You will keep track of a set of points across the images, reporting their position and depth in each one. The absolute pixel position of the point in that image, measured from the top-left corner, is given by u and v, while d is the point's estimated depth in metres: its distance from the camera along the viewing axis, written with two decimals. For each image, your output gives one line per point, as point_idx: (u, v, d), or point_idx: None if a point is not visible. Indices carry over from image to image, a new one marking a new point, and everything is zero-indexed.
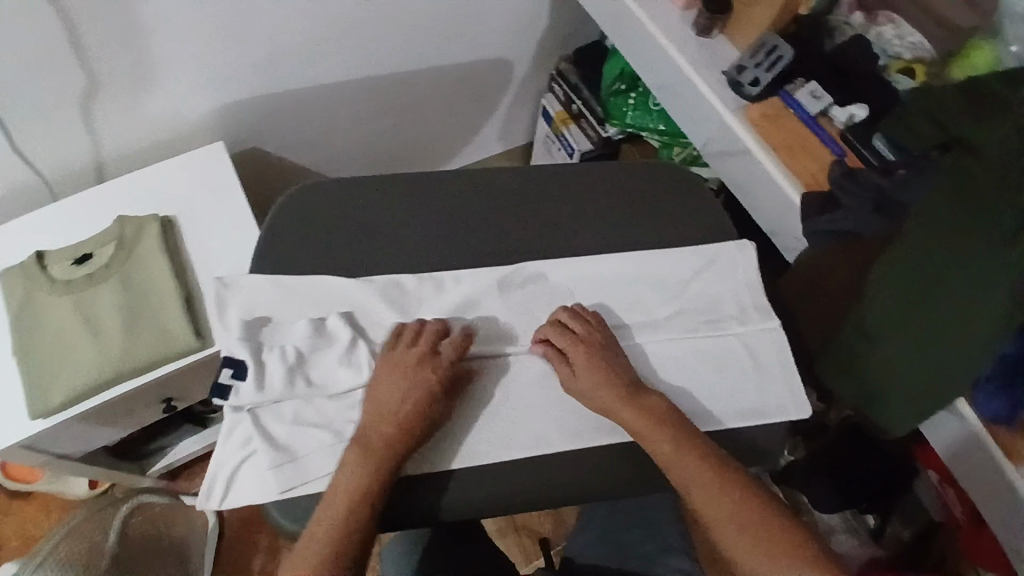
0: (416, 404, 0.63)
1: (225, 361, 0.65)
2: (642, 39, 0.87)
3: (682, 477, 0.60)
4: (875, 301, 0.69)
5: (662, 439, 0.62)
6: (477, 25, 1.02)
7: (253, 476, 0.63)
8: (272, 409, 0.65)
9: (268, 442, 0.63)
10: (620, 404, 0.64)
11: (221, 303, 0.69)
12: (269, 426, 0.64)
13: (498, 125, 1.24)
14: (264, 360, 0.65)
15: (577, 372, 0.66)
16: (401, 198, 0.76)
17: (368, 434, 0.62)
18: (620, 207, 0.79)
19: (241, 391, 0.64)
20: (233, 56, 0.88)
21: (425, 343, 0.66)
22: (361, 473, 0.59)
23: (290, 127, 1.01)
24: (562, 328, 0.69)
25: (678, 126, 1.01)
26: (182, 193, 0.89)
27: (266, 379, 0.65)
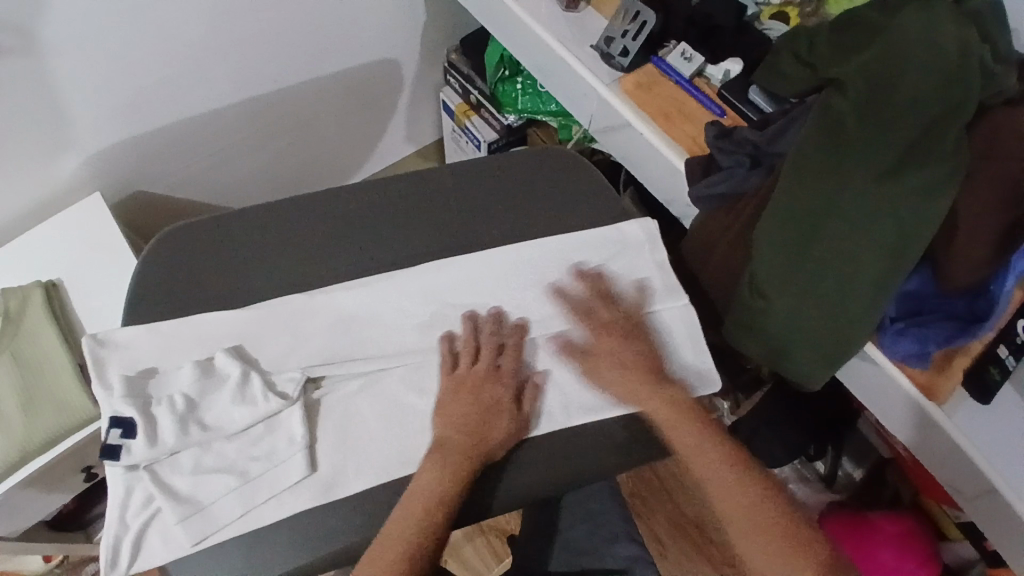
0: (488, 416, 0.63)
1: (111, 420, 0.60)
2: (510, 23, 0.84)
3: (707, 464, 0.61)
4: (764, 256, 0.67)
5: (690, 429, 0.62)
6: (352, 30, 0.99)
7: (161, 535, 0.59)
8: (171, 462, 0.60)
9: (170, 497, 0.59)
10: (647, 390, 0.64)
11: (95, 361, 0.64)
12: (167, 479, 0.60)
13: (401, 126, 1.20)
14: (153, 413, 0.61)
15: (602, 361, 0.66)
16: (280, 228, 0.73)
17: (446, 443, 0.61)
18: (509, 199, 0.76)
19: (133, 449, 0.60)
20: (92, 104, 0.83)
21: (485, 355, 0.66)
22: (435, 482, 0.59)
23: (178, 164, 0.98)
24: (586, 313, 0.69)
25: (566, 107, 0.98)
26: (69, 257, 0.85)
27: (158, 434, 0.60)
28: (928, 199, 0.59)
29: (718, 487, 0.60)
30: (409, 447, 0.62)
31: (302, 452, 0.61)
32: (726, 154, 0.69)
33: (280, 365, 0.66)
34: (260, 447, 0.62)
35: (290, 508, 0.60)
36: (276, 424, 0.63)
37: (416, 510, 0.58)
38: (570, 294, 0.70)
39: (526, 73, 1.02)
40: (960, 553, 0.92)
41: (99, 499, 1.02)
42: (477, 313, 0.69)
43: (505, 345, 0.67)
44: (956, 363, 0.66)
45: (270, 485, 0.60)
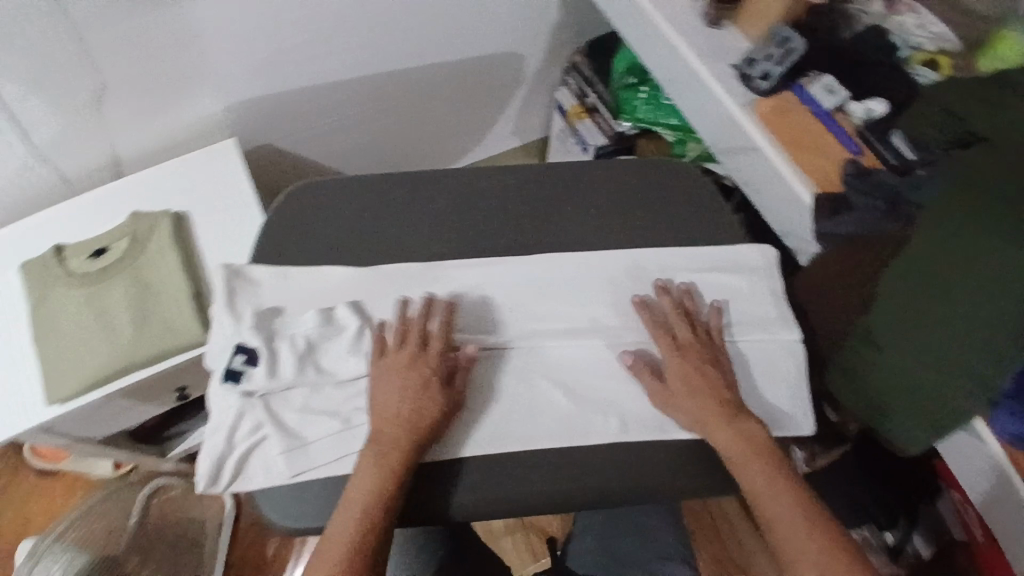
0: (421, 399, 0.62)
1: (237, 347, 0.65)
2: (648, 33, 0.84)
3: (773, 503, 0.58)
4: (882, 308, 0.65)
5: (763, 469, 0.60)
6: (485, 20, 1.00)
7: (263, 461, 0.64)
8: (284, 396, 0.65)
9: (279, 428, 0.63)
10: (721, 421, 0.62)
11: (230, 285, 0.68)
12: (278, 411, 0.64)
13: (511, 119, 1.22)
14: (275, 348, 0.65)
15: (673, 386, 0.64)
16: (398, 198, 0.76)
17: (381, 430, 0.61)
18: (622, 205, 0.76)
19: (253, 376, 0.64)
20: (241, 56, 0.88)
21: (414, 338, 0.66)
22: (376, 470, 0.59)
23: (301, 124, 1.02)
24: (666, 332, 0.67)
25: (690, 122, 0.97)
26: (195, 193, 0.91)
27: (278, 368, 0.64)
28: None
29: (785, 536, 0.57)
30: (498, 426, 0.65)
31: None
32: (860, 195, 0.68)
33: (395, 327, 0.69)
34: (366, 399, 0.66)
35: None
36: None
37: (359, 503, 0.58)
38: (651, 306, 0.69)
39: (651, 84, 1.03)
40: None
41: (180, 420, 1.09)
42: (409, 300, 0.69)
43: (433, 330, 0.67)
44: None
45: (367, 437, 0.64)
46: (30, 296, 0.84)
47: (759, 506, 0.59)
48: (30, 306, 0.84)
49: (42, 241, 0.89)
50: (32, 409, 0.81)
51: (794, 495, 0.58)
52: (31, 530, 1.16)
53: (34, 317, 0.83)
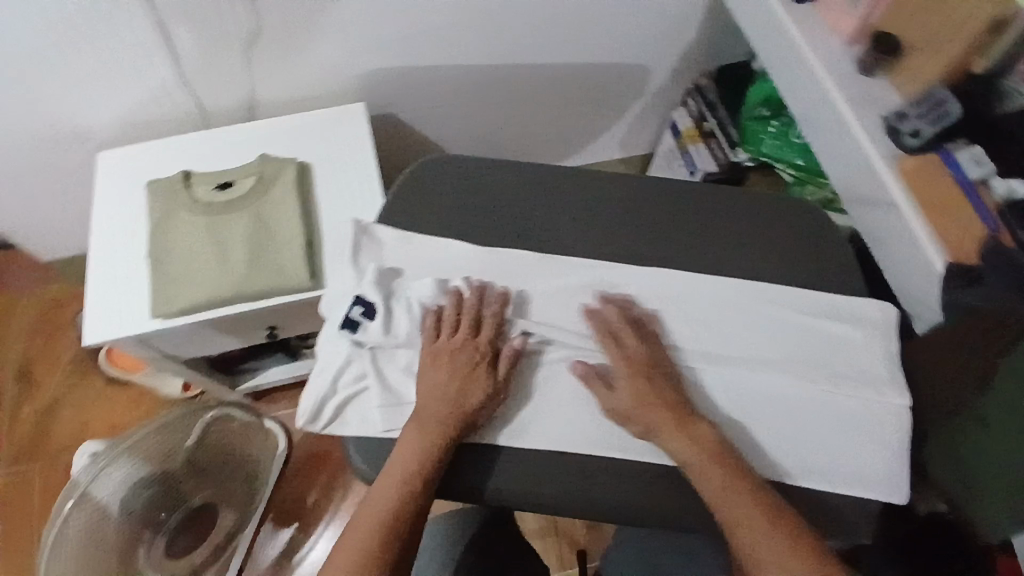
0: (466, 382, 0.64)
1: (358, 298, 0.68)
2: (794, 70, 0.84)
3: (741, 512, 0.58)
4: (999, 391, 0.62)
5: (718, 473, 0.60)
6: (621, 33, 1.00)
7: (360, 410, 0.66)
8: (392, 354, 0.68)
9: (382, 383, 0.66)
10: (672, 427, 0.62)
11: (360, 240, 0.72)
12: (384, 367, 0.67)
13: (621, 131, 1.22)
14: (393, 308, 0.68)
15: (619, 393, 0.65)
16: (525, 188, 0.77)
17: (427, 407, 0.64)
18: (745, 236, 0.76)
19: (369, 329, 0.67)
20: (387, 26, 0.90)
21: (465, 324, 0.67)
22: (419, 445, 0.62)
23: (426, 100, 1.04)
24: (612, 341, 0.67)
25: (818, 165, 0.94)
26: (320, 148, 0.94)
27: (392, 326, 0.68)
28: None
29: (752, 542, 0.56)
30: (599, 430, 0.66)
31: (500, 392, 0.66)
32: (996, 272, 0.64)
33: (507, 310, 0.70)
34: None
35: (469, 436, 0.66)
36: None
37: (399, 474, 0.61)
38: (604, 317, 0.69)
39: (784, 118, 0.99)
40: None
41: (256, 358, 1.12)
42: (460, 291, 0.69)
43: (484, 318, 0.68)
44: None
45: None
46: (153, 212, 0.88)
47: (719, 509, 0.59)
48: (151, 221, 0.88)
49: (172, 163, 0.94)
50: (131, 318, 0.84)
51: (754, 498, 0.58)
52: (92, 433, 1.21)
53: (152, 232, 0.87)
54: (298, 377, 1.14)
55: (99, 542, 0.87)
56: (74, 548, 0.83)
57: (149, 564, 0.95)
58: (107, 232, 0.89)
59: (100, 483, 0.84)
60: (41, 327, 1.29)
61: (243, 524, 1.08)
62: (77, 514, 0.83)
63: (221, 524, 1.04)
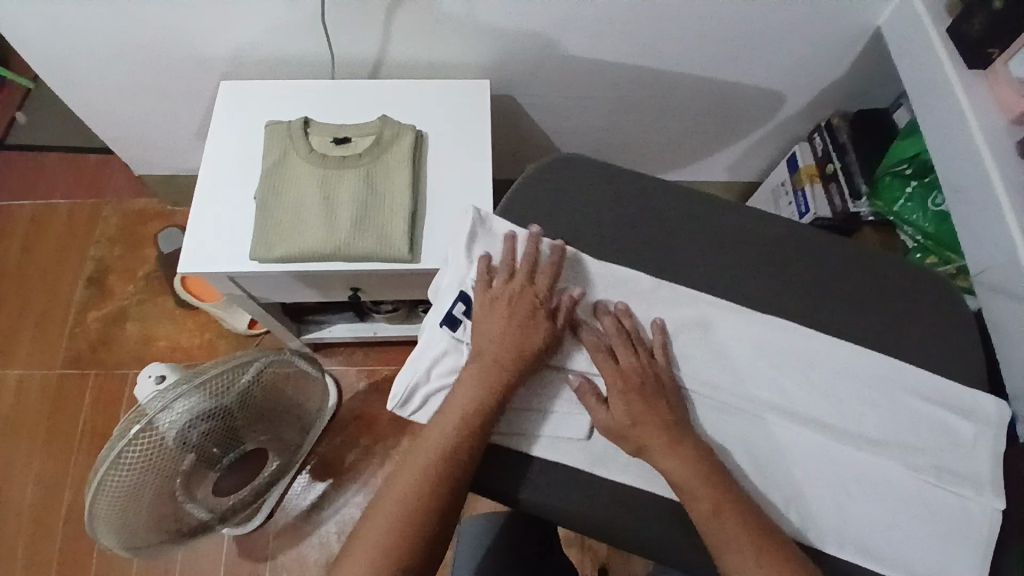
0: (525, 327, 0.65)
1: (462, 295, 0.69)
2: (952, 136, 0.79)
3: (724, 534, 0.57)
4: None
5: (710, 494, 0.58)
6: (759, 58, 0.96)
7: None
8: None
9: None
10: (664, 447, 0.60)
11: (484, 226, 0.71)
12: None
13: (732, 155, 1.19)
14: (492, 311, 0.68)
15: (614, 411, 0.63)
16: (649, 203, 0.75)
17: (490, 350, 0.64)
18: (872, 301, 0.72)
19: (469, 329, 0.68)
20: (532, 10, 0.87)
21: (521, 273, 0.68)
22: (478, 387, 0.63)
23: (546, 89, 1.02)
24: (608, 355, 0.66)
25: (950, 238, 0.90)
26: (438, 119, 0.93)
27: None
28: None
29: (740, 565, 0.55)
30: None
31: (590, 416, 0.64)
32: None
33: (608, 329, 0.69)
34: (563, 389, 0.66)
35: (548, 451, 0.64)
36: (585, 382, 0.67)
37: (454, 417, 0.62)
38: (601, 330, 0.68)
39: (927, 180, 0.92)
40: None
41: (324, 312, 1.13)
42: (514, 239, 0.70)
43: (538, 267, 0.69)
44: None
45: (549, 425, 0.64)
46: (268, 155, 0.88)
47: (709, 533, 0.57)
48: (265, 163, 0.88)
49: (294, 107, 0.94)
50: (229, 255, 0.85)
51: (741, 522, 0.57)
52: (155, 348, 1.25)
53: (264, 175, 0.87)
54: (360, 338, 1.14)
55: (153, 472, 0.85)
56: (129, 473, 0.82)
57: (192, 496, 0.94)
58: (219, 163, 0.90)
59: (169, 413, 0.82)
60: (127, 234, 1.33)
61: (283, 467, 1.09)
62: (139, 442, 0.81)
63: (263, 468, 1.05)
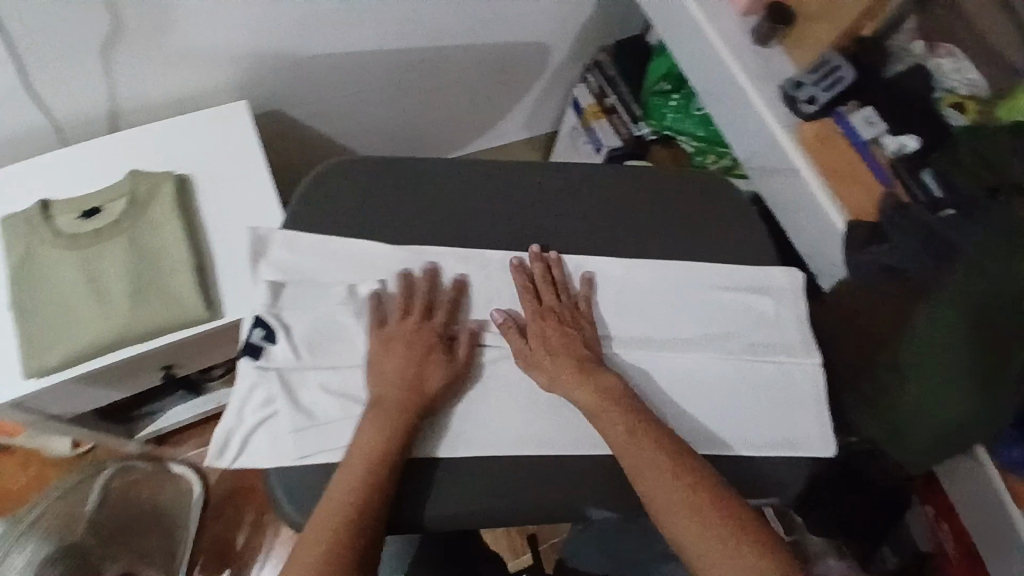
0: (423, 365, 0.61)
1: (257, 320, 0.61)
2: (695, 41, 0.84)
3: (630, 449, 0.58)
4: (909, 346, 0.66)
5: (617, 413, 0.60)
6: (517, 11, 0.97)
7: (268, 439, 0.58)
8: (303, 375, 0.60)
9: (292, 404, 0.59)
10: (575, 378, 0.62)
11: (255, 251, 0.64)
12: (295, 388, 0.60)
13: (525, 111, 1.20)
14: (290, 324, 0.61)
15: (534, 344, 0.64)
16: (438, 180, 0.69)
17: (387, 400, 0.59)
18: (668, 211, 0.74)
19: (273, 353, 0.60)
20: (267, 14, 0.81)
21: (416, 310, 0.63)
22: (377, 441, 0.57)
23: (316, 93, 0.96)
24: (531, 295, 0.67)
25: (717, 134, 0.97)
26: (200, 154, 0.84)
27: (299, 344, 0.61)
28: None
29: (655, 488, 0.56)
30: (552, 436, 0.62)
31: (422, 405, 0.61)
32: (897, 231, 0.68)
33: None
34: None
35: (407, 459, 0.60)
36: None
37: (355, 479, 0.55)
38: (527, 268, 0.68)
39: (685, 91, 1.01)
40: None
41: (152, 400, 1.02)
42: (278, 261, 0.64)
43: (431, 301, 0.64)
44: None
45: None
46: (8, 255, 0.76)
47: (620, 453, 0.58)
48: (8, 266, 0.76)
49: (25, 192, 0.81)
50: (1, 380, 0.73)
51: (655, 441, 0.58)
52: None
53: (12, 279, 0.75)
54: (205, 413, 1.04)
55: None
56: None
57: None
58: None
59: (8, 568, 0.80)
60: None
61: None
62: None
63: None
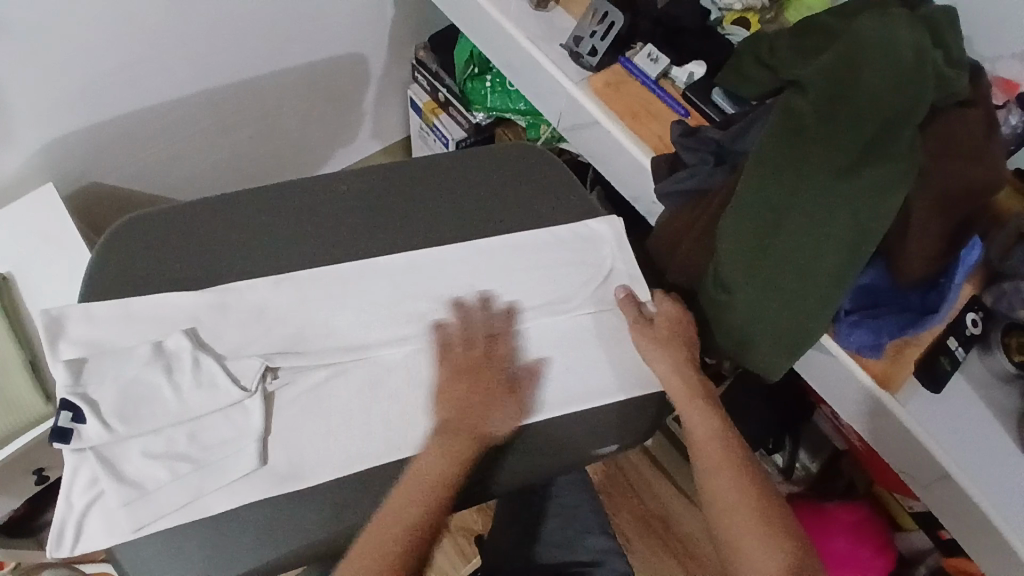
0: (487, 401, 0.63)
1: (62, 402, 0.58)
2: (479, 18, 0.85)
3: (712, 446, 0.63)
4: (725, 251, 0.69)
5: (707, 412, 0.65)
6: (319, 27, 0.97)
7: (104, 517, 0.57)
8: (124, 447, 0.59)
9: (117, 478, 0.57)
10: (682, 371, 0.66)
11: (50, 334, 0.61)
12: (117, 461, 0.58)
13: (366, 123, 1.20)
14: (98, 399, 0.59)
15: (657, 331, 0.68)
16: (235, 216, 0.68)
17: (450, 432, 0.60)
18: (480, 190, 0.74)
19: (84, 432, 0.58)
20: (51, 87, 0.79)
21: (478, 342, 0.66)
22: (440, 463, 0.58)
23: (130, 153, 0.93)
24: (662, 304, 0.70)
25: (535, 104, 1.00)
26: (19, 249, 0.82)
27: (113, 418, 0.59)
28: (843, 183, 0.63)
29: (718, 473, 0.61)
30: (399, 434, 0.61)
31: (255, 443, 0.59)
32: (691, 152, 0.72)
33: (238, 350, 0.64)
34: (212, 435, 0.60)
35: (250, 499, 0.58)
36: (239, 413, 0.61)
37: (422, 490, 0.57)
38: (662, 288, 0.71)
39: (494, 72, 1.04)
40: (914, 543, 0.97)
41: (51, 504, 1.00)
42: (85, 336, 0.62)
43: (494, 336, 0.67)
44: (905, 355, 0.72)
45: (220, 475, 0.58)
46: None
47: (700, 446, 0.63)
48: None
49: None
50: None
51: (726, 447, 0.63)
52: None
53: None
54: None
55: None
56: None
57: None
58: None
59: None
60: None
61: None
62: None
63: None
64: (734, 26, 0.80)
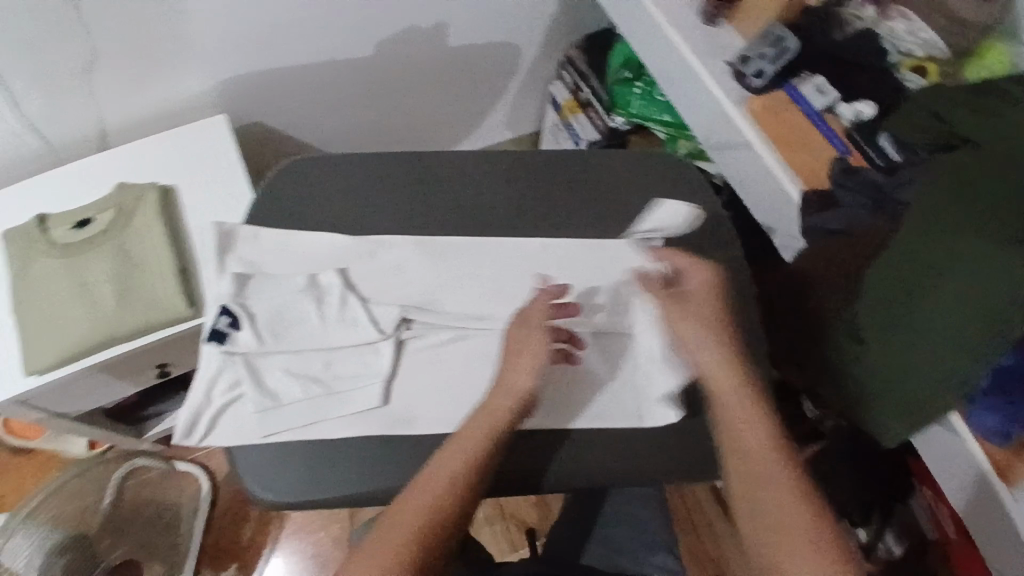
0: (518, 355, 0.60)
1: (224, 307, 0.64)
2: (646, 25, 0.85)
3: (748, 453, 0.56)
4: (862, 300, 0.67)
5: (747, 413, 0.58)
6: (484, 12, 1.01)
7: (236, 418, 0.62)
8: (268, 360, 0.63)
9: (257, 386, 0.62)
10: (725, 364, 0.60)
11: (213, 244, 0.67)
12: (259, 372, 0.63)
13: (505, 110, 1.23)
14: (252, 311, 0.64)
15: (689, 316, 0.62)
16: (391, 171, 0.72)
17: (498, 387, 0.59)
18: (624, 189, 0.74)
19: (238, 338, 0.63)
20: (243, 29, 0.87)
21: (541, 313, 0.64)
22: (474, 424, 0.58)
23: (290, 100, 1.00)
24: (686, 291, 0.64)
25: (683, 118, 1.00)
26: (184, 168, 0.90)
27: (262, 331, 0.64)
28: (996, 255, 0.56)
29: (752, 487, 0.55)
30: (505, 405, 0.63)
31: (380, 383, 0.63)
32: (847, 193, 0.70)
33: (378, 297, 0.67)
34: (346, 368, 0.64)
35: (361, 436, 0.61)
36: (367, 353, 0.64)
37: (467, 444, 0.56)
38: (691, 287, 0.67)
39: (645, 80, 1.04)
40: None
41: (157, 400, 1.09)
42: (242, 252, 0.67)
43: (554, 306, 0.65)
44: None
45: (345, 405, 0.62)
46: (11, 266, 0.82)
47: (733, 450, 0.57)
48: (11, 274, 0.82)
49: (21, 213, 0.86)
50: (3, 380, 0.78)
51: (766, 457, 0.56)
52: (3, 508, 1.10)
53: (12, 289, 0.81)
54: None
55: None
56: None
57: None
58: None
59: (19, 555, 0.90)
60: None
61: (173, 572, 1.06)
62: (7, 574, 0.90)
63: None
64: (913, 72, 0.76)
